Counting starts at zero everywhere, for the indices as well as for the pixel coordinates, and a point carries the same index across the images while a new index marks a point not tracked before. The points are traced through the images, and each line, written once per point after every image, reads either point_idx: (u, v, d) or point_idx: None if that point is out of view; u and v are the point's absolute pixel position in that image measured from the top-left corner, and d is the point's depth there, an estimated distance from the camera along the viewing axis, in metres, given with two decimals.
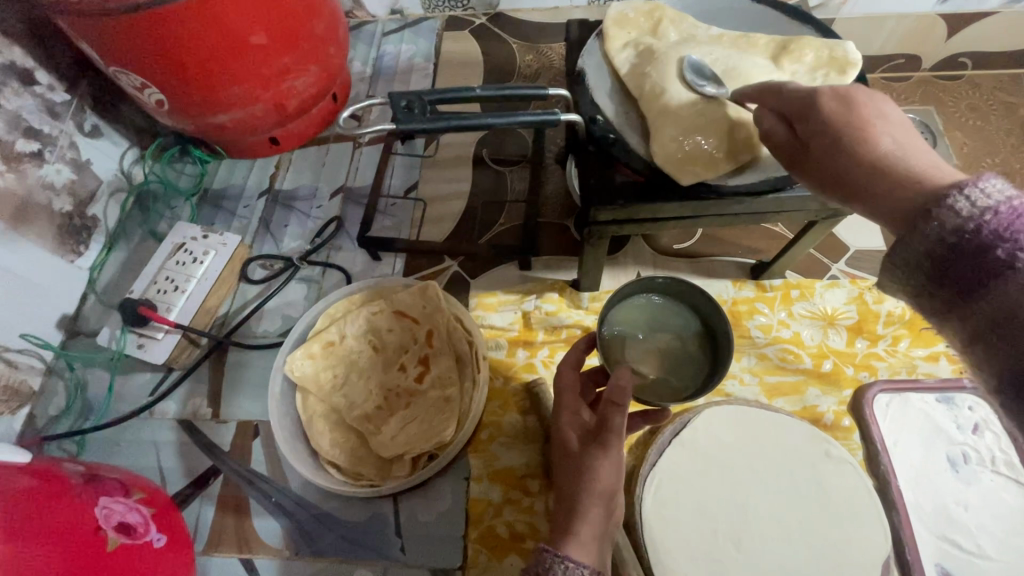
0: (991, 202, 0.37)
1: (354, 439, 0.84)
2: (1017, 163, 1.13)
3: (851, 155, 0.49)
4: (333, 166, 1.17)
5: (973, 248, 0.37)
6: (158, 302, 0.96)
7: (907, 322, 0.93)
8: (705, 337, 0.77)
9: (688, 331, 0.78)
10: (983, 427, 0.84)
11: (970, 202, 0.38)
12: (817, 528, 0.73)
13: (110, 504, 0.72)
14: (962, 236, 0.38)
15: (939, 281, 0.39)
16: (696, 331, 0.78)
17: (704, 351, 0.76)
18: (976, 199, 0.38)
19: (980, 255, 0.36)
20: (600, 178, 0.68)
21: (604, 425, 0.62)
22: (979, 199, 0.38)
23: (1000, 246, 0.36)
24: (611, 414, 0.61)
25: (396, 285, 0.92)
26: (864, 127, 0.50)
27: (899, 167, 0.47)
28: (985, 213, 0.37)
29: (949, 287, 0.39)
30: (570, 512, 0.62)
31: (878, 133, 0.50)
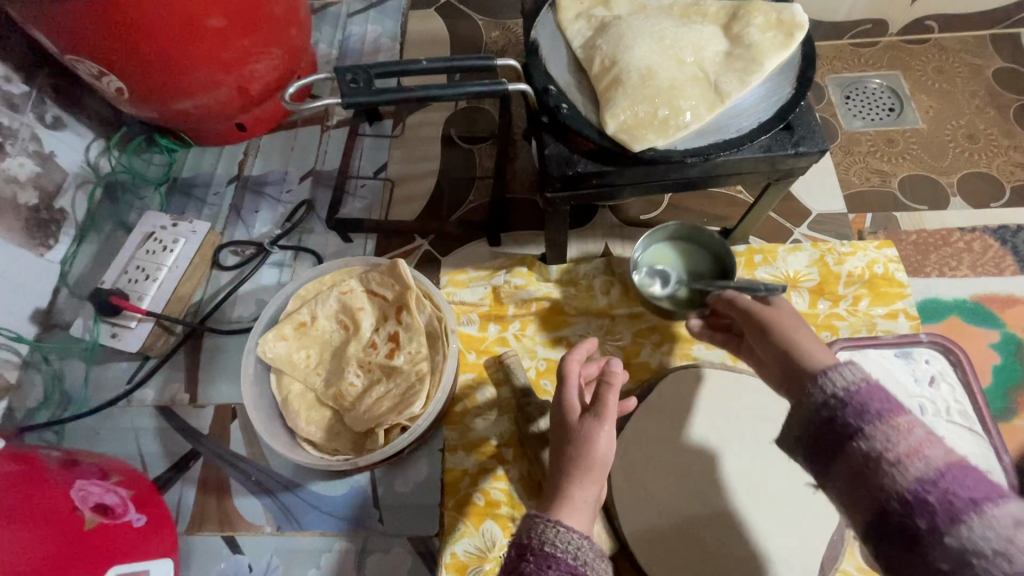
0: (842, 382, 0.50)
1: (330, 416, 0.86)
2: (981, 125, 1.15)
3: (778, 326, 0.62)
4: (301, 150, 1.17)
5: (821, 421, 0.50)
6: (130, 291, 0.97)
7: (866, 282, 0.95)
8: (718, 275, 0.88)
9: (702, 268, 0.89)
10: (940, 379, 0.87)
11: (828, 382, 0.51)
12: (777, 480, 0.80)
13: (87, 487, 0.73)
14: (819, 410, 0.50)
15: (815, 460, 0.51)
16: (709, 267, 0.89)
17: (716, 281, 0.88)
18: (832, 378, 0.51)
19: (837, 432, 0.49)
20: (554, 149, 0.69)
21: (597, 398, 0.66)
22: (838, 379, 0.51)
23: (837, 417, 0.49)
24: (606, 392, 0.65)
25: (366, 264, 0.93)
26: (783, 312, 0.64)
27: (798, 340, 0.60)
28: (829, 393, 0.50)
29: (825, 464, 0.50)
30: (560, 477, 0.64)
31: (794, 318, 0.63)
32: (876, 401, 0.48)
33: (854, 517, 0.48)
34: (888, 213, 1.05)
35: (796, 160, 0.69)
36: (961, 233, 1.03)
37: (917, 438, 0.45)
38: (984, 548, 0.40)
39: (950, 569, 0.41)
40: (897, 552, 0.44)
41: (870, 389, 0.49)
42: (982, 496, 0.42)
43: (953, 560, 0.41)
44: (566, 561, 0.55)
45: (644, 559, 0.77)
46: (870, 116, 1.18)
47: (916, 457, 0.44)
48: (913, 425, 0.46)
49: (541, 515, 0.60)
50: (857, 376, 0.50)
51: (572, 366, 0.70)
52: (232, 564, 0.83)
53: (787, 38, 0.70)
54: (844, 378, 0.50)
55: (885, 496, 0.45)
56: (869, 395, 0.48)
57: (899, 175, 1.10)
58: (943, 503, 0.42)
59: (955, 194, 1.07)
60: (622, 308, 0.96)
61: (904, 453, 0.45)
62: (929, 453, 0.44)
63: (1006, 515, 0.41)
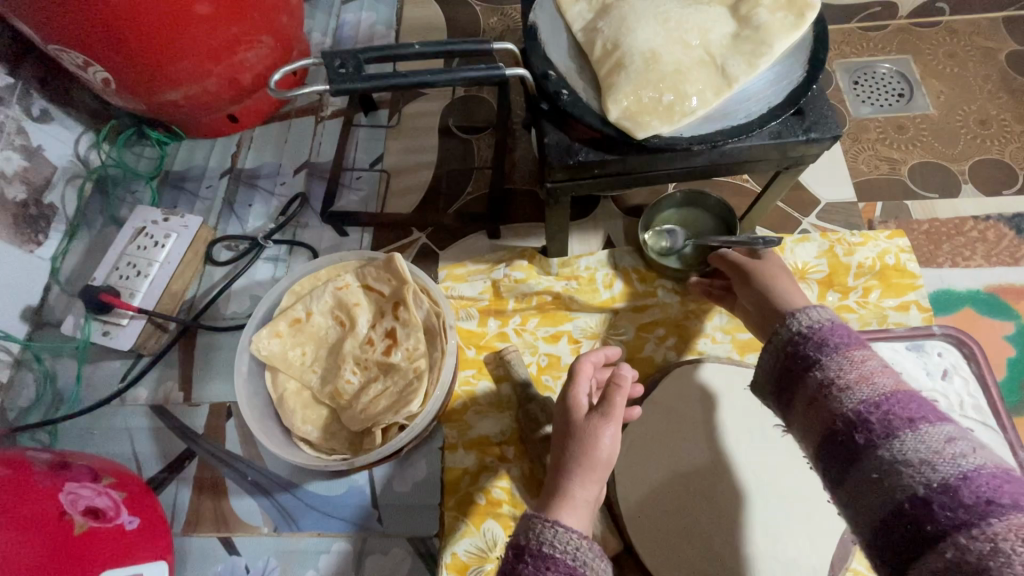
0: (810, 323, 0.62)
1: (326, 415, 0.84)
2: (994, 110, 1.12)
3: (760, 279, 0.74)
4: (295, 141, 1.14)
5: (786, 355, 0.62)
6: (121, 288, 0.94)
7: (877, 273, 0.92)
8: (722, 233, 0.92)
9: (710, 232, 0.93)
10: (952, 372, 0.85)
11: (798, 321, 0.63)
12: (785, 478, 0.78)
13: (77, 489, 0.71)
14: (789, 342, 0.62)
15: (780, 390, 0.63)
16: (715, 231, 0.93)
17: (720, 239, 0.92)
18: (802, 319, 0.62)
19: (796, 363, 0.60)
20: (554, 137, 0.66)
21: (604, 398, 0.64)
22: (804, 320, 0.62)
23: (800, 349, 0.61)
24: (612, 393, 0.63)
25: (362, 258, 0.90)
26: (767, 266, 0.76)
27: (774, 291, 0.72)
28: (797, 329, 0.62)
29: (783, 391, 0.63)
30: (560, 477, 0.62)
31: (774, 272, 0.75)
32: (834, 336, 0.59)
33: (812, 437, 0.57)
34: (899, 202, 1.02)
35: (807, 147, 0.66)
36: (974, 222, 1.00)
37: (867, 370, 0.55)
38: (912, 458, 0.48)
39: (880, 476, 0.49)
40: (843, 464, 0.53)
41: (828, 328, 0.60)
42: (920, 417, 0.50)
43: (883, 467, 0.49)
44: (566, 562, 0.53)
45: (649, 558, 0.75)
46: (880, 101, 1.14)
47: (865, 385, 0.54)
48: (866, 359, 0.56)
49: (539, 515, 0.58)
50: (819, 318, 0.62)
51: (585, 365, 0.69)
52: (229, 566, 0.81)
53: (797, 18, 0.66)
54: (809, 319, 0.62)
55: (834, 418, 0.54)
56: (832, 334, 0.59)
57: (910, 162, 1.07)
58: (882, 421, 0.51)
59: (967, 181, 1.04)
60: (625, 301, 0.93)
61: (854, 380, 0.55)
62: (878, 381, 0.54)
63: (938, 432, 0.48)
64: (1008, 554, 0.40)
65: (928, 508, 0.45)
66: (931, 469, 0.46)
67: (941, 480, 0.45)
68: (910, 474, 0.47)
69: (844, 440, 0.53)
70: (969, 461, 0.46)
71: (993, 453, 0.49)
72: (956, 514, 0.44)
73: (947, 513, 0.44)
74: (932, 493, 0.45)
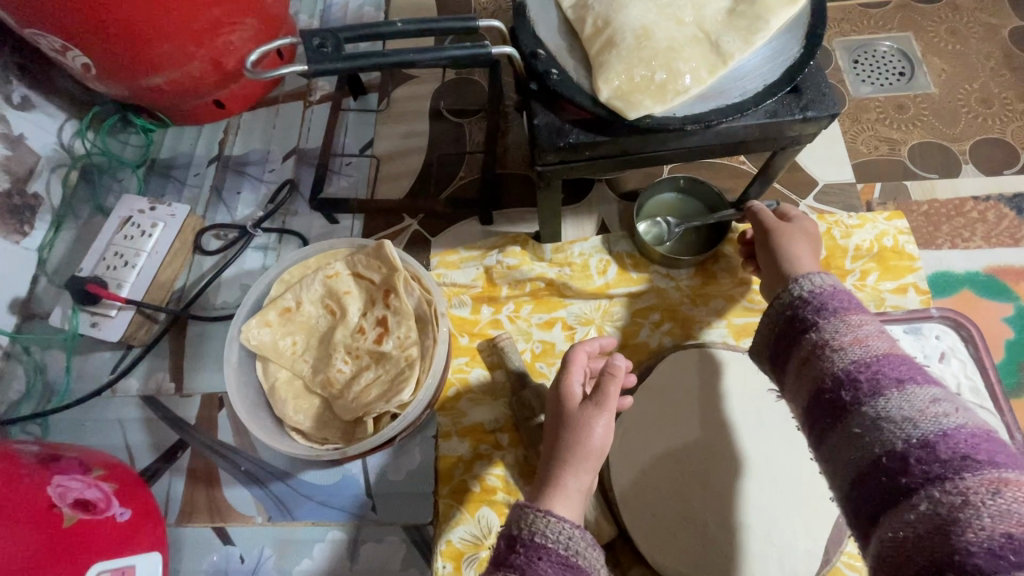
0: (812, 287, 0.60)
1: (319, 404, 0.83)
2: (996, 88, 1.09)
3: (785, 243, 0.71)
4: (284, 127, 1.11)
5: (786, 319, 0.61)
6: (108, 278, 0.93)
7: (875, 255, 0.91)
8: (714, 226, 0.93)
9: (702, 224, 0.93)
10: (949, 355, 0.84)
11: (800, 285, 0.61)
12: (781, 463, 0.78)
13: (65, 483, 0.70)
14: (792, 304, 0.61)
15: (775, 353, 0.62)
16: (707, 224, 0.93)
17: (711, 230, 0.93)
18: (803, 284, 0.61)
19: (794, 326, 0.59)
20: (544, 119, 0.64)
21: (597, 387, 0.63)
22: (809, 286, 0.60)
23: (799, 312, 0.59)
24: (606, 382, 0.62)
25: (352, 246, 0.89)
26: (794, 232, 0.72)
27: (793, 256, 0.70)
28: (798, 293, 0.61)
29: (779, 355, 0.62)
30: (552, 465, 0.62)
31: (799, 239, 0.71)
32: (834, 301, 0.58)
33: (801, 397, 0.56)
34: (898, 183, 1.01)
35: (804, 126, 0.64)
36: (974, 202, 0.98)
37: (862, 333, 0.54)
38: (895, 415, 0.47)
39: (863, 432, 0.49)
40: (827, 422, 0.52)
41: (828, 293, 0.59)
42: (908, 378, 0.50)
43: (866, 424, 0.49)
44: (558, 552, 0.53)
45: (643, 542, 0.75)
46: (881, 81, 1.12)
47: (859, 346, 0.53)
48: (862, 323, 0.55)
49: (531, 505, 0.57)
50: (821, 283, 0.60)
51: (578, 354, 0.68)
52: (224, 556, 0.81)
53: None
54: (811, 284, 0.60)
55: (824, 376, 0.54)
56: (831, 299, 0.58)
57: (910, 143, 1.05)
58: (871, 379, 0.50)
59: (967, 161, 1.03)
60: (620, 287, 0.92)
61: (848, 343, 0.54)
62: (872, 344, 0.53)
63: (924, 393, 0.48)
64: (977, 505, 0.40)
65: (904, 462, 0.45)
66: (913, 426, 0.46)
67: (921, 436, 0.45)
68: (891, 430, 0.47)
69: (831, 398, 0.52)
70: (950, 420, 0.45)
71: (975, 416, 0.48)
72: (931, 468, 0.44)
73: (923, 467, 0.44)
74: (911, 448, 0.45)
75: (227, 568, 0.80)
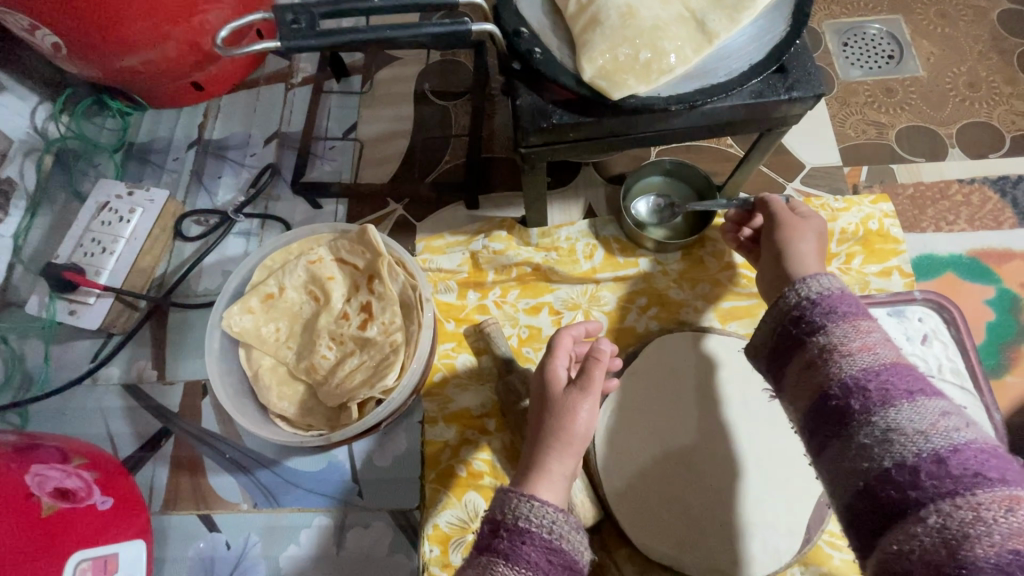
0: (818, 289, 0.60)
1: (303, 391, 0.82)
2: (983, 72, 1.09)
3: (789, 236, 0.72)
4: (265, 110, 1.09)
5: (792, 319, 0.60)
6: (86, 265, 0.91)
7: (860, 239, 0.91)
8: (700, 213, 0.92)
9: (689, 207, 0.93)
10: (932, 337, 0.85)
11: (807, 286, 0.61)
12: (766, 447, 0.79)
13: (45, 471, 0.69)
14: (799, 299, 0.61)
15: (777, 354, 0.62)
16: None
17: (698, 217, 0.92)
18: (810, 284, 0.61)
19: (800, 327, 0.59)
20: (527, 99, 0.63)
21: (582, 371, 0.63)
22: (813, 280, 0.62)
23: (807, 313, 0.59)
24: (591, 366, 0.62)
25: (335, 231, 0.87)
26: (803, 227, 0.73)
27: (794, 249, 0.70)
28: (805, 294, 0.61)
29: (781, 356, 0.61)
30: (536, 450, 0.62)
31: (807, 235, 0.72)
32: (841, 305, 0.58)
33: (803, 401, 0.56)
34: (884, 166, 1.01)
35: (789, 107, 0.63)
36: (959, 185, 0.98)
37: (869, 340, 0.55)
38: (906, 427, 0.48)
39: (870, 441, 0.49)
40: (832, 429, 0.52)
41: (833, 297, 0.59)
42: (917, 390, 0.50)
43: (876, 435, 0.49)
44: (541, 536, 0.53)
45: (630, 528, 0.75)
46: (870, 64, 1.11)
47: (867, 353, 0.54)
48: (868, 330, 0.56)
49: (515, 490, 0.57)
50: (828, 286, 0.60)
51: (563, 339, 0.67)
52: (210, 542, 0.81)
53: None
54: (819, 286, 0.61)
55: (830, 382, 0.53)
56: (838, 303, 0.58)
57: (897, 127, 1.04)
58: (880, 390, 0.51)
59: (954, 145, 1.03)
60: (606, 271, 0.91)
61: (856, 350, 0.54)
62: (879, 352, 0.54)
63: (933, 405, 0.49)
64: (988, 522, 0.41)
65: (914, 475, 0.45)
66: (924, 439, 0.46)
67: (932, 451, 0.46)
68: (902, 443, 0.47)
69: (838, 405, 0.52)
70: (961, 434, 0.46)
71: (978, 426, 0.50)
72: (942, 483, 0.44)
73: (934, 481, 0.44)
74: (921, 462, 0.45)
75: (213, 555, 0.80)
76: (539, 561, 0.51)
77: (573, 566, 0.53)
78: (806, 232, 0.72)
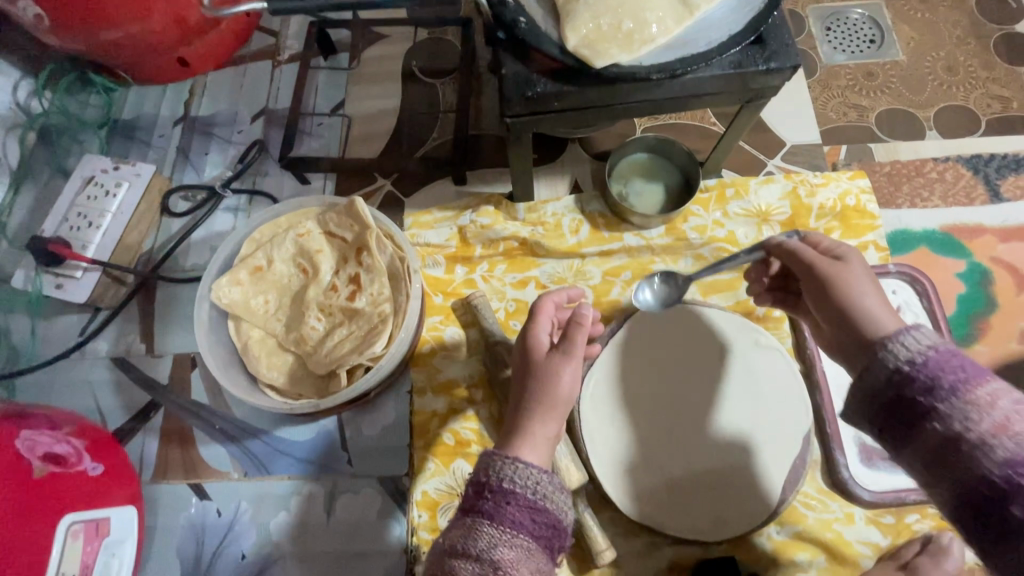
0: (915, 352, 0.49)
1: (292, 362, 0.83)
2: (961, 56, 1.12)
3: (844, 295, 0.57)
4: (252, 87, 1.09)
5: (894, 396, 0.49)
6: (72, 239, 0.91)
7: (838, 214, 0.93)
8: (684, 189, 0.94)
9: (672, 183, 0.95)
10: (905, 309, 0.88)
11: (901, 350, 0.50)
12: (748, 412, 0.79)
13: (34, 436, 0.70)
14: (897, 376, 0.49)
15: (880, 428, 0.52)
16: (677, 182, 0.95)
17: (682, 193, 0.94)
18: (901, 349, 0.50)
19: (909, 404, 0.48)
20: (512, 68, 0.64)
21: (565, 335, 0.64)
22: (907, 347, 0.50)
23: (915, 392, 0.48)
24: (574, 331, 0.63)
25: (323, 204, 0.88)
26: (846, 270, 0.58)
27: (867, 314, 0.55)
28: (901, 364, 0.49)
29: (887, 434, 0.51)
30: (520, 414, 0.63)
31: (860, 285, 0.57)
32: (947, 373, 0.48)
33: (939, 489, 0.48)
34: (863, 146, 1.03)
35: (767, 78, 0.65)
36: (934, 163, 1.01)
37: (1000, 410, 0.46)
38: None
39: None
40: (990, 534, 0.45)
41: (940, 358, 0.48)
42: None
43: None
44: (525, 497, 0.54)
45: (613, 492, 0.76)
46: (852, 48, 1.13)
47: (1006, 435, 0.45)
48: (995, 396, 0.46)
49: (500, 453, 0.58)
50: (922, 346, 0.49)
51: (545, 305, 0.70)
52: (201, 510, 0.82)
53: None
54: (907, 349, 0.50)
55: (977, 481, 0.45)
56: (946, 365, 0.48)
57: (877, 109, 1.07)
58: None
59: (931, 128, 1.06)
60: (592, 246, 0.93)
61: (991, 433, 0.45)
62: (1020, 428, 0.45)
63: None
64: None
65: None
66: None
67: None
68: None
69: (997, 510, 0.44)
70: None
71: None
72: None
73: None
74: None
75: (203, 522, 0.81)
76: (521, 520, 0.53)
77: (556, 523, 0.55)
78: (853, 276, 0.58)
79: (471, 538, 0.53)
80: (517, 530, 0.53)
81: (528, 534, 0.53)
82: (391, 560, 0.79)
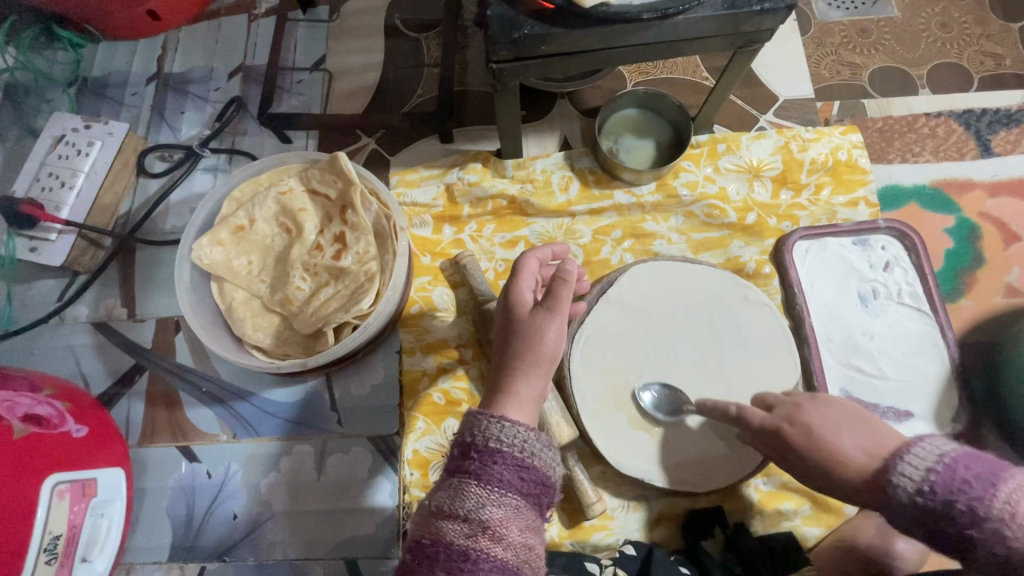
0: (931, 460, 0.47)
1: (278, 322, 0.81)
2: (956, 12, 1.09)
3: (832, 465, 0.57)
4: (228, 41, 1.04)
5: (933, 514, 0.45)
6: (45, 200, 0.88)
7: (829, 169, 0.93)
8: (674, 144, 0.93)
9: (663, 139, 0.93)
10: (894, 264, 0.88)
11: (915, 466, 0.48)
12: (739, 366, 0.79)
13: (13, 398, 0.69)
14: (921, 496, 0.46)
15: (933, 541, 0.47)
16: (668, 138, 0.93)
17: (673, 148, 0.92)
18: (914, 462, 0.48)
19: (948, 513, 0.45)
20: (498, 9, 0.62)
21: (549, 292, 0.60)
22: (919, 465, 0.47)
23: (956, 501, 0.44)
24: (559, 287, 0.60)
25: (306, 162, 0.86)
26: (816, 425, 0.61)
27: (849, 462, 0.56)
28: (924, 476, 0.47)
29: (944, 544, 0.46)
30: (502, 374, 0.59)
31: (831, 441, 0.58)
32: (965, 485, 0.44)
33: None
34: (856, 102, 1.02)
35: (761, 20, 0.63)
36: (926, 119, 1.00)
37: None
38: None
39: None
40: None
41: (947, 476, 0.45)
42: None
43: None
44: (513, 455, 0.50)
45: (605, 448, 0.76)
46: (847, 4, 1.10)
47: None
48: (1014, 501, 0.42)
49: (485, 412, 0.53)
50: (934, 455, 0.47)
51: (531, 261, 0.65)
52: (191, 471, 0.82)
53: None
54: (920, 461, 0.48)
55: None
56: (955, 483, 0.45)
57: (870, 68, 1.05)
58: None
59: (924, 85, 1.04)
60: (581, 204, 0.92)
61: None
62: None
63: None
64: None
65: None
66: None
67: None
68: None
69: None
70: None
71: None
72: None
73: None
74: None
75: (194, 483, 0.81)
76: (511, 479, 0.49)
77: (545, 481, 0.51)
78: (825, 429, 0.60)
79: (458, 501, 0.48)
80: (507, 490, 0.48)
81: (520, 494, 0.49)
82: (383, 517, 0.79)
